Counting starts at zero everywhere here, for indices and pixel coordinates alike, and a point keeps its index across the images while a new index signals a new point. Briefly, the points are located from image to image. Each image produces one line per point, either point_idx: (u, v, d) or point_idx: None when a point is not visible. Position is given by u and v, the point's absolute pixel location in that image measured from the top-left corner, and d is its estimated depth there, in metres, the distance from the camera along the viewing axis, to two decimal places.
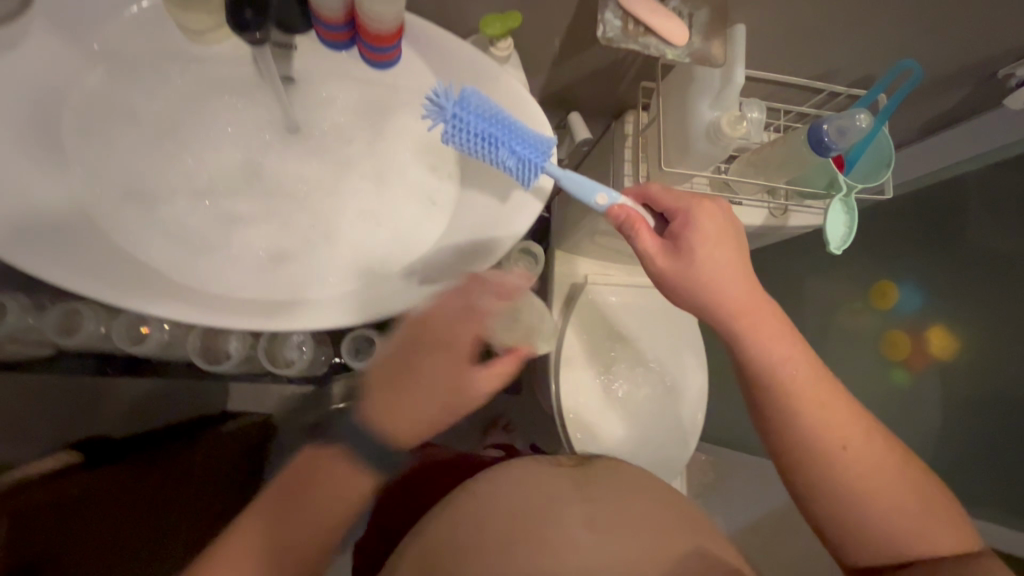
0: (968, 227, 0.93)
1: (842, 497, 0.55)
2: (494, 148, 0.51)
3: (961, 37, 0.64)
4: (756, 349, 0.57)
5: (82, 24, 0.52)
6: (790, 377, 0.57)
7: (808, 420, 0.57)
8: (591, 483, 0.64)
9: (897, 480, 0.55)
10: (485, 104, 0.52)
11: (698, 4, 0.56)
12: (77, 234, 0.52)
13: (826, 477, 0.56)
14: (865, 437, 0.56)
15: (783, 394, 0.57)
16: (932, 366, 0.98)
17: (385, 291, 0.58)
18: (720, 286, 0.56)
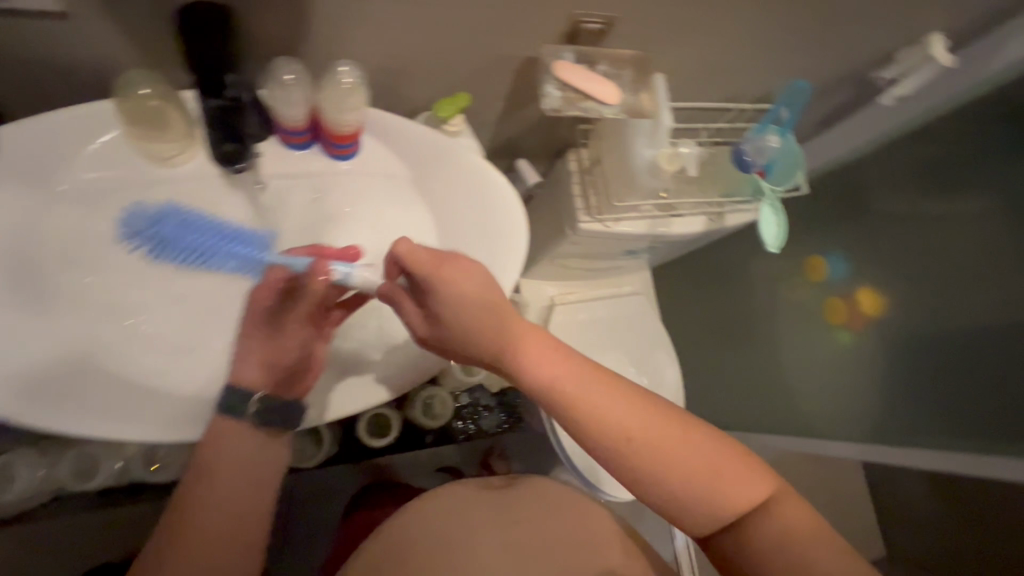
0: (872, 199, 1.07)
1: (661, 481, 0.53)
2: (211, 258, 0.56)
3: (837, 54, 0.76)
4: (585, 407, 0.54)
5: (47, 172, 0.54)
6: (678, 463, 0.53)
7: (704, 499, 0.53)
8: (518, 506, 0.67)
9: (709, 462, 0.54)
10: (191, 215, 0.56)
11: (621, 64, 0.64)
12: (87, 379, 0.53)
13: (648, 462, 0.53)
14: (675, 424, 0.54)
15: (670, 483, 0.53)
16: (866, 325, 1.10)
17: (345, 390, 0.57)
18: (577, 402, 0.54)
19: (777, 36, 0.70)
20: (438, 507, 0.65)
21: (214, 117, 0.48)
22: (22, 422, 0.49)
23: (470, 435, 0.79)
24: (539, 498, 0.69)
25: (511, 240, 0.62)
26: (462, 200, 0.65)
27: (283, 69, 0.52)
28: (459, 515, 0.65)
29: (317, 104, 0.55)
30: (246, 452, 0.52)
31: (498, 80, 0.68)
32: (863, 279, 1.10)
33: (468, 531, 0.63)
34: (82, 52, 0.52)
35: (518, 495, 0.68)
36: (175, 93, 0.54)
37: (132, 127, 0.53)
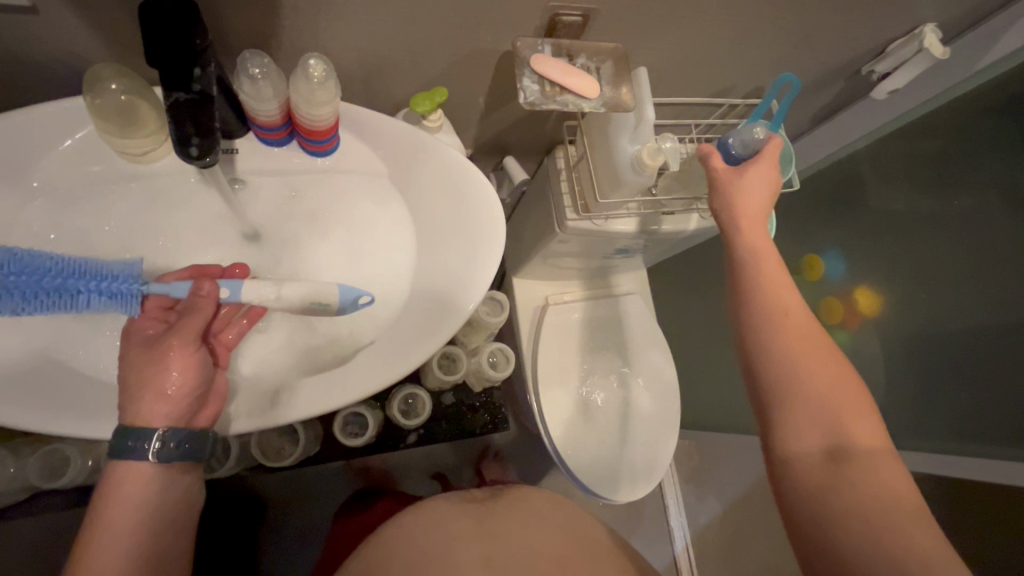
0: (868, 196, 1.05)
1: (786, 381, 0.51)
2: (73, 297, 0.47)
3: (826, 47, 0.75)
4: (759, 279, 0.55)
5: (17, 168, 0.53)
6: (787, 326, 0.53)
7: (809, 370, 0.51)
8: (493, 517, 0.66)
9: (840, 376, 0.51)
10: (32, 259, 0.46)
11: (602, 57, 0.63)
12: (51, 375, 0.51)
13: (779, 358, 0.52)
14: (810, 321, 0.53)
15: (778, 341, 0.52)
16: (863, 324, 1.07)
17: (306, 389, 0.55)
18: (765, 261, 0.56)
19: (762, 29, 0.69)
20: (416, 517, 0.65)
21: (176, 111, 0.47)
22: None
23: (455, 435, 0.79)
24: (516, 513, 0.67)
25: (488, 236, 0.61)
26: (441, 196, 0.64)
27: (249, 61, 0.50)
28: (431, 528, 0.63)
29: (289, 97, 0.54)
30: (143, 499, 0.49)
31: (479, 76, 0.68)
32: (861, 277, 1.07)
33: (445, 541, 0.61)
34: (54, 48, 0.52)
35: (496, 509, 0.67)
36: (143, 87, 0.53)
37: (103, 121, 0.52)
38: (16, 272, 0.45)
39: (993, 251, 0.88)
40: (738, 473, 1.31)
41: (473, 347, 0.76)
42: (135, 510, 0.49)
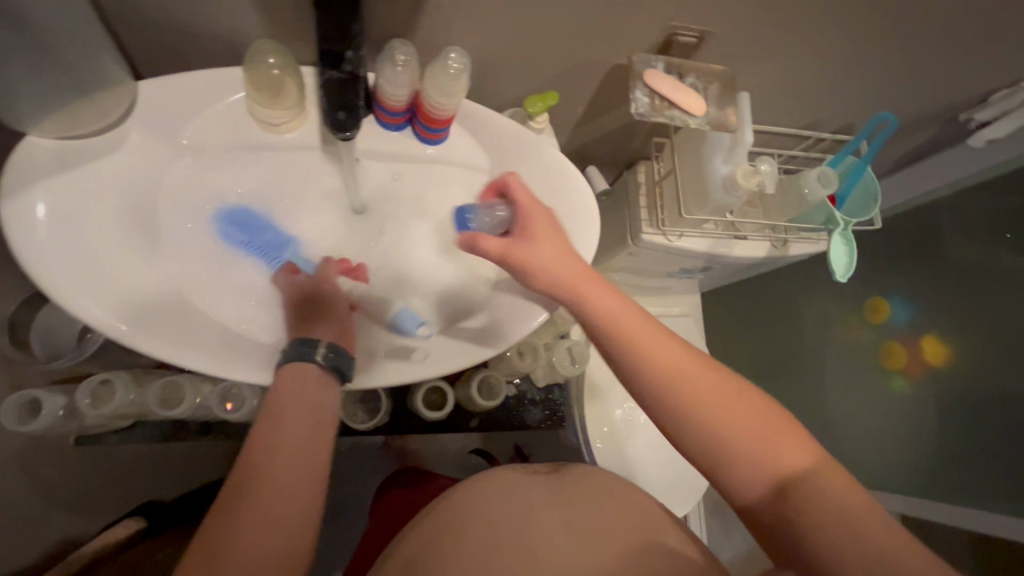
0: (945, 244, 1.04)
1: (721, 444, 0.51)
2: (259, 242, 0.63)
3: (928, 91, 0.76)
4: (632, 340, 0.55)
5: (172, 125, 0.59)
6: (678, 393, 0.52)
7: (699, 408, 0.51)
8: (568, 491, 0.63)
9: (792, 437, 0.50)
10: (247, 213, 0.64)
11: (710, 78, 0.65)
12: (176, 313, 0.56)
13: (691, 418, 0.52)
14: (702, 368, 0.53)
15: (665, 386, 0.53)
16: (926, 374, 1.06)
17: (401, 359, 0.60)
18: (643, 342, 0.54)
19: (867, 68, 0.70)
20: (487, 486, 0.64)
21: (330, 87, 0.53)
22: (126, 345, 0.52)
23: (513, 427, 0.78)
24: (586, 484, 0.65)
25: (583, 235, 0.64)
26: (538, 195, 0.67)
27: (398, 49, 0.55)
28: (507, 495, 0.62)
29: (420, 86, 0.58)
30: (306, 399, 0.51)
31: (585, 84, 0.71)
32: (929, 326, 1.06)
33: (524, 508, 0.60)
34: (223, 23, 0.58)
35: (568, 482, 0.65)
36: (294, 65, 0.58)
37: (255, 90, 0.58)
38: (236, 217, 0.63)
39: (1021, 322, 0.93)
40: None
41: (549, 342, 0.79)
42: (309, 420, 0.50)
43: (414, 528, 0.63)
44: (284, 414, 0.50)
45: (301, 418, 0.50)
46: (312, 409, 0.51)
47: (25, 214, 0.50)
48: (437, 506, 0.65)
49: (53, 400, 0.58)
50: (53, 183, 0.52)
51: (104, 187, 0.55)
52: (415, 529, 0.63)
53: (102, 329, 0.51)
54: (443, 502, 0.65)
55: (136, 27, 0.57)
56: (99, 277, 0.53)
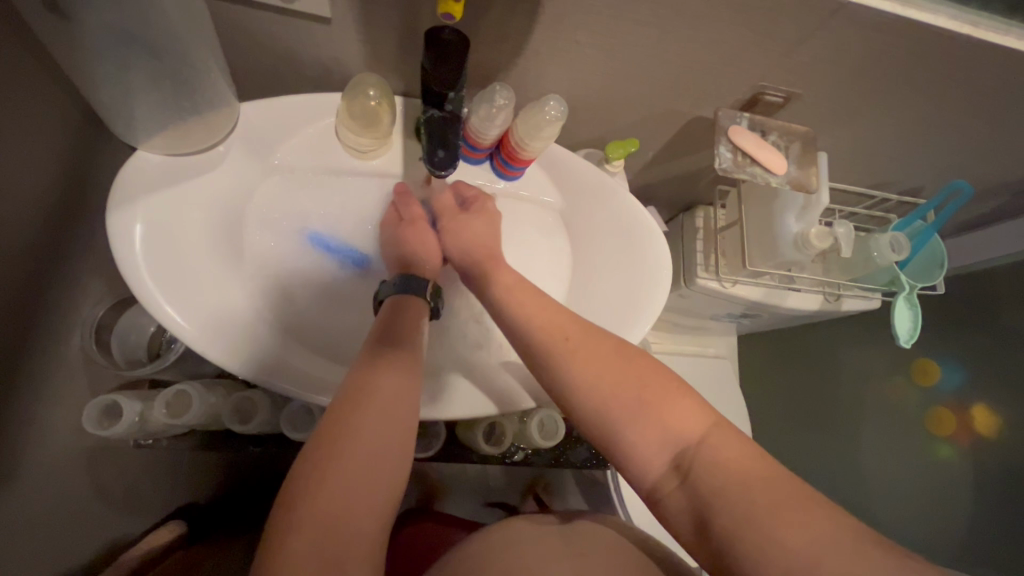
0: (1000, 311, 1.03)
1: (614, 412, 0.47)
2: (343, 253, 0.64)
3: (1004, 163, 0.76)
4: (526, 313, 0.55)
5: (268, 146, 0.61)
6: (568, 353, 0.51)
7: (596, 377, 0.49)
8: (583, 542, 0.59)
9: (682, 402, 0.47)
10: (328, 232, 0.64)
11: (791, 138, 0.66)
12: (255, 326, 0.57)
13: (584, 387, 0.49)
14: (591, 331, 0.52)
15: (561, 354, 0.51)
16: (975, 443, 1.04)
17: (465, 389, 0.60)
18: (520, 297, 0.56)
19: (950, 138, 0.70)
20: (503, 535, 0.60)
21: (434, 125, 0.54)
22: (209, 357, 0.53)
23: (558, 463, 0.79)
24: (596, 536, 0.61)
25: (655, 282, 0.64)
26: (608, 237, 0.68)
27: (497, 92, 0.56)
28: (519, 545, 0.57)
29: (511, 126, 0.59)
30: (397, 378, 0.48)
31: (662, 132, 0.72)
32: (979, 393, 1.04)
33: (538, 557, 0.55)
34: (327, 53, 0.60)
35: (577, 534, 0.61)
36: (391, 98, 0.60)
37: (352, 120, 0.60)
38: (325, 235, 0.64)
39: None
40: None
41: None
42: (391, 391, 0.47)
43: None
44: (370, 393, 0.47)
45: (389, 401, 0.47)
46: (405, 356, 0.50)
47: (128, 228, 0.52)
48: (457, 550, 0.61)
49: (133, 405, 0.59)
50: (155, 199, 0.54)
51: (200, 202, 0.56)
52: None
53: (188, 340, 0.52)
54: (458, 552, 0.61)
55: (245, 51, 0.60)
56: (190, 287, 0.54)
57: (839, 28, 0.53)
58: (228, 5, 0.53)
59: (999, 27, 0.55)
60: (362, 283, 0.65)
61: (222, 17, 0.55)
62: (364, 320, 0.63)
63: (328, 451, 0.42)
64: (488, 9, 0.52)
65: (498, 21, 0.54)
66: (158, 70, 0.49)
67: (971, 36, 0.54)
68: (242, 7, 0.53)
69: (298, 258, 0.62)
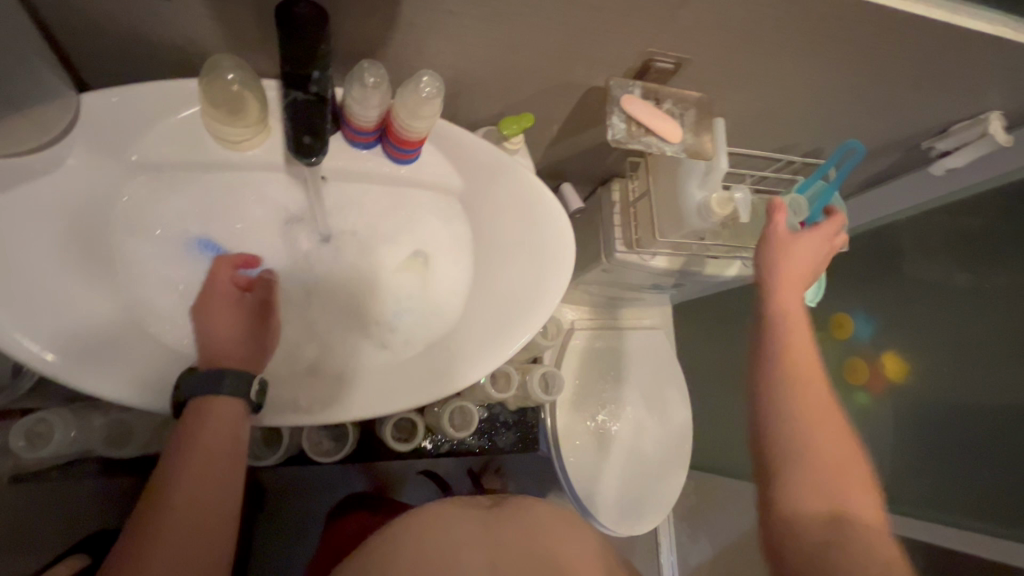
0: (903, 264, 1.08)
1: (799, 447, 0.54)
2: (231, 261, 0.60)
3: (892, 122, 0.78)
4: (799, 353, 0.59)
5: (118, 142, 0.54)
6: (816, 397, 0.56)
7: (799, 414, 0.55)
8: (502, 526, 0.58)
9: (851, 468, 0.53)
10: (214, 242, 0.60)
11: (686, 105, 0.65)
12: (124, 345, 0.52)
13: (789, 429, 0.55)
14: (809, 372, 0.58)
15: (788, 385, 0.57)
16: (888, 389, 1.09)
17: (365, 389, 0.57)
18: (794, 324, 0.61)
19: (839, 99, 0.72)
20: (424, 518, 0.57)
21: (297, 111, 0.50)
22: (62, 383, 0.48)
23: (485, 450, 0.77)
24: (522, 519, 0.59)
25: (559, 261, 0.63)
26: (512, 217, 0.65)
27: (367, 71, 0.52)
28: (436, 529, 0.56)
29: (391, 107, 0.56)
30: (222, 428, 0.50)
31: (561, 106, 0.70)
32: (890, 342, 1.09)
33: (452, 546, 0.54)
34: (176, 33, 0.54)
35: (504, 513, 0.60)
36: (256, 80, 0.55)
37: (210, 105, 0.54)
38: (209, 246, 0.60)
39: (994, 334, 0.94)
40: (729, 528, 1.24)
41: (524, 365, 0.77)
42: (219, 443, 0.50)
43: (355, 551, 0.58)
44: (199, 446, 0.49)
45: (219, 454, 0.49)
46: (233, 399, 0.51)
47: None
48: (375, 537, 0.58)
49: None
50: None
51: (41, 210, 0.50)
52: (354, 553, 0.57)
53: (34, 367, 0.47)
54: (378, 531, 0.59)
55: (76, 33, 0.53)
56: (37, 308, 0.48)
57: None
58: None
59: None
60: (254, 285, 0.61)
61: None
62: None
63: (157, 512, 0.45)
64: None
65: None
66: None
67: None
68: None
69: (179, 270, 0.58)
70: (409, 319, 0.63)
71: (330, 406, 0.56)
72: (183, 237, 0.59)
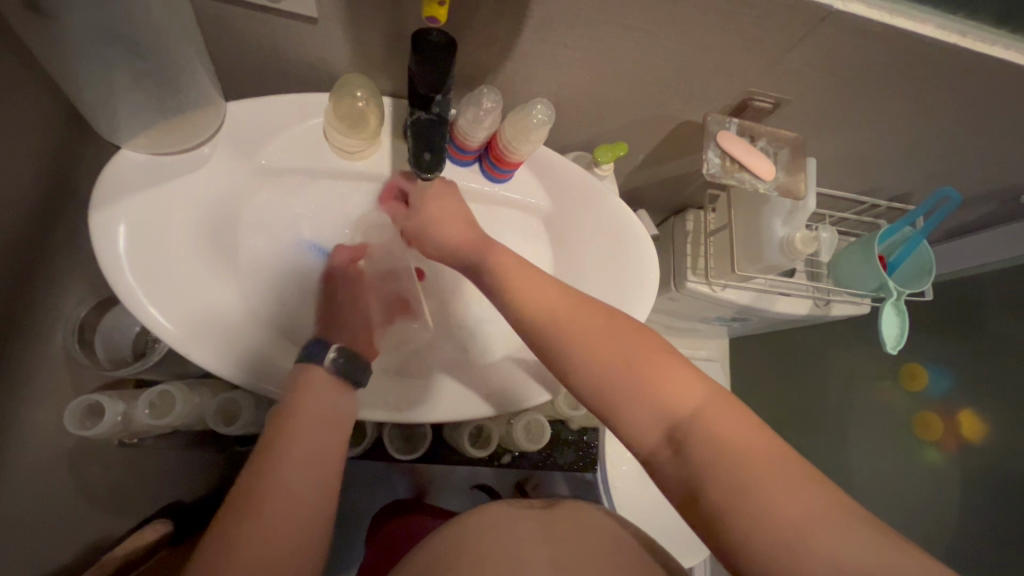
0: (988, 319, 1.03)
1: (639, 426, 0.46)
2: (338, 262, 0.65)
3: (993, 172, 0.76)
4: (571, 342, 0.49)
5: (253, 147, 0.60)
6: (629, 370, 0.46)
7: (610, 372, 0.47)
8: (557, 521, 0.59)
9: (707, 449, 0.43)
10: (326, 245, 0.65)
11: (780, 144, 0.66)
12: (239, 330, 0.56)
13: (621, 407, 0.47)
14: (603, 335, 0.48)
15: (589, 354, 0.48)
16: (962, 448, 1.04)
17: (448, 397, 0.59)
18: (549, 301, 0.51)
19: (939, 147, 0.71)
20: (479, 520, 0.59)
21: (419, 128, 0.55)
22: (188, 359, 0.53)
23: (545, 465, 0.78)
24: (575, 519, 0.60)
25: (642, 289, 0.64)
26: (597, 243, 0.67)
27: (485, 96, 0.57)
28: (496, 528, 0.57)
29: (498, 129, 0.59)
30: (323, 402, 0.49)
31: (652, 136, 0.72)
32: (965, 398, 1.04)
33: (514, 541, 0.55)
34: (314, 52, 0.60)
35: (558, 517, 0.60)
36: (378, 98, 0.60)
37: (337, 119, 0.59)
38: (318, 249, 0.65)
39: None
40: None
41: None
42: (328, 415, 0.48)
43: (416, 553, 0.59)
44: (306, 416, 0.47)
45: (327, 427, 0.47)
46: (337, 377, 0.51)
47: (112, 227, 0.52)
48: (431, 543, 0.59)
49: (115, 406, 0.59)
50: (137, 197, 0.53)
51: (182, 202, 0.56)
52: (417, 554, 0.59)
53: (169, 345, 0.52)
54: (439, 534, 0.61)
55: (231, 50, 0.59)
56: (172, 291, 0.53)
57: (825, 35, 0.53)
58: (216, 3, 0.52)
59: (985, 36, 0.55)
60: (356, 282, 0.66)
61: (207, 15, 0.54)
62: None
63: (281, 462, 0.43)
64: (476, 10, 0.52)
65: (487, 23, 0.53)
66: (140, 65, 0.49)
67: (958, 45, 0.54)
68: (226, 6, 0.53)
69: (294, 267, 0.63)
70: (491, 327, 0.66)
71: (417, 407, 0.58)
72: (298, 239, 0.64)
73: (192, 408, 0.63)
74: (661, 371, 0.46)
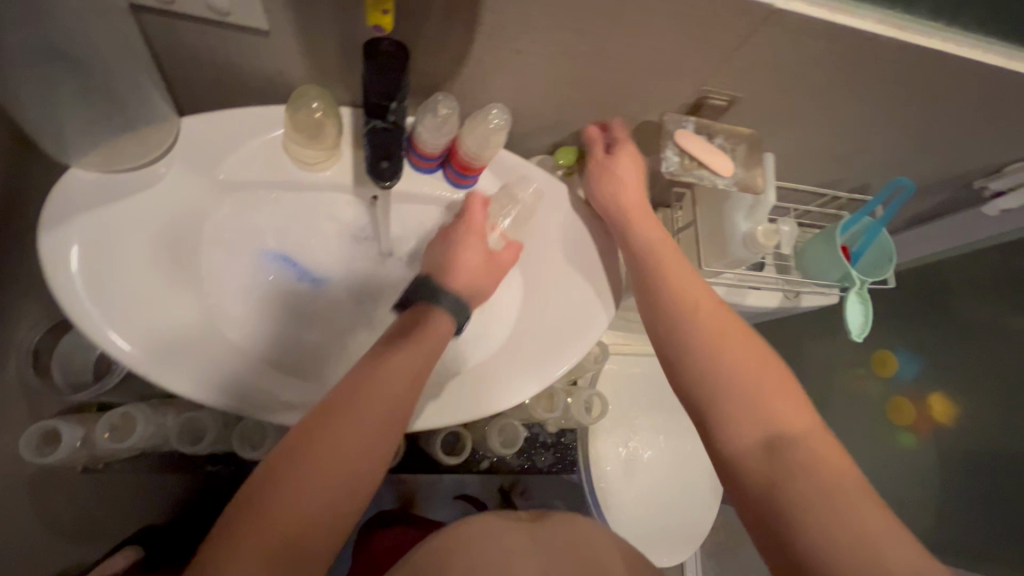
0: (953, 304, 1.06)
1: (739, 421, 0.51)
2: (302, 273, 0.65)
3: (944, 161, 0.79)
4: (689, 320, 0.57)
5: (210, 161, 0.59)
6: (748, 368, 0.53)
7: (729, 364, 0.53)
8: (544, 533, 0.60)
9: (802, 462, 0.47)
10: (289, 257, 0.65)
11: (738, 140, 0.67)
12: (201, 345, 0.55)
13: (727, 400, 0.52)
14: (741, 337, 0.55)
15: (712, 342, 0.55)
16: (935, 432, 1.06)
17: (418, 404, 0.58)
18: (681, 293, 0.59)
19: (892, 138, 0.73)
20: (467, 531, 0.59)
21: (375, 136, 0.55)
22: (147, 378, 0.51)
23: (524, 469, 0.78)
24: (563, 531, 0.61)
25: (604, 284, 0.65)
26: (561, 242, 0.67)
27: (441, 102, 0.57)
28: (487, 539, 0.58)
29: (457, 136, 0.60)
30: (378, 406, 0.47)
31: None
32: (935, 382, 1.07)
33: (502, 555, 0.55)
34: (269, 64, 0.59)
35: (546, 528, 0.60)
36: (336, 108, 0.59)
37: (294, 130, 0.59)
38: (281, 261, 0.64)
39: None
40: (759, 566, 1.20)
41: (567, 388, 0.78)
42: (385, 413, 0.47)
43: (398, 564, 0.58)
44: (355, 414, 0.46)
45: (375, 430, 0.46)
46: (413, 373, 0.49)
47: (64, 250, 0.51)
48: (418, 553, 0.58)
49: (74, 431, 0.58)
50: (90, 217, 0.52)
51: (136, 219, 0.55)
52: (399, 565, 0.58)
53: (127, 365, 0.50)
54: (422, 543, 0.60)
55: (183, 64, 0.59)
56: (128, 309, 0.52)
57: (771, 34, 0.54)
58: (164, 18, 0.52)
59: (925, 29, 0.57)
60: (321, 292, 0.66)
61: (156, 30, 0.54)
62: (320, 335, 0.63)
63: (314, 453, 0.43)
64: (427, 18, 0.52)
65: (440, 31, 0.54)
66: (86, 82, 0.48)
67: (899, 38, 0.56)
68: (175, 21, 0.53)
69: (259, 280, 0.63)
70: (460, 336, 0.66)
71: None
72: (261, 251, 0.63)
73: (154, 428, 0.62)
74: (779, 389, 0.52)
